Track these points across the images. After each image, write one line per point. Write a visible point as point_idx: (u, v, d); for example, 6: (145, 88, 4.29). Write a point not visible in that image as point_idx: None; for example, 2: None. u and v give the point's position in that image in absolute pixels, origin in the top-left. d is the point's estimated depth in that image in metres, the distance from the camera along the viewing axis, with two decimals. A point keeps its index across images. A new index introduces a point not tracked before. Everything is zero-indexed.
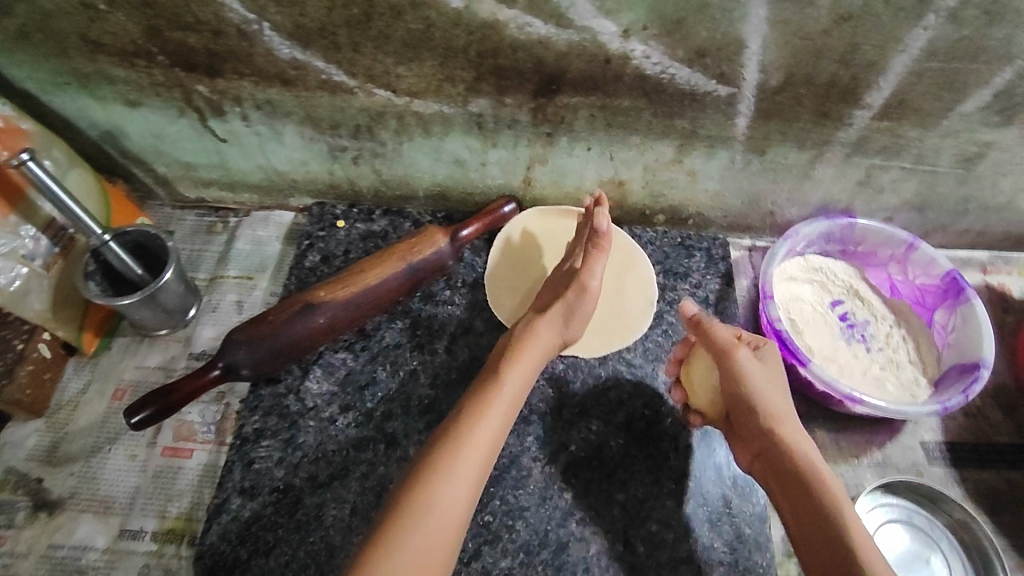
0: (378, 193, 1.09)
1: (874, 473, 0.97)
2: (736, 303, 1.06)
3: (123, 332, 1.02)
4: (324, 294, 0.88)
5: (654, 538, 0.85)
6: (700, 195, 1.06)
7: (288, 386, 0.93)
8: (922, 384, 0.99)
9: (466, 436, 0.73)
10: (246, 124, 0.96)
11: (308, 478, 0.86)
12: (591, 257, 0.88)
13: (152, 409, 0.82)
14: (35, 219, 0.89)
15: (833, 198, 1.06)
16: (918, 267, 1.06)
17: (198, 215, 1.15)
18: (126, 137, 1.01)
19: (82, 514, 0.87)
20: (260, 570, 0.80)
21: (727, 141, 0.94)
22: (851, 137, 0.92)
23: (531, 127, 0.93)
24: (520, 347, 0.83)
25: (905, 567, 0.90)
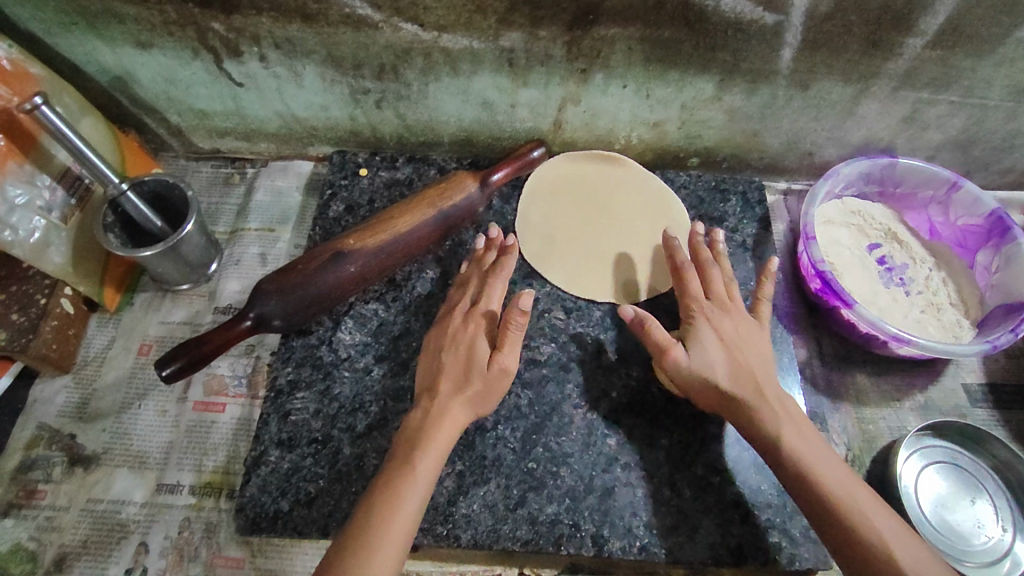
0: (401, 139, 1.05)
1: (917, 416, 0.97)
2: (774, 248, 1.04)
3: (145, 287, 1.00)
4: (354, 242, 0.85)
5: (700, 482, 0.84)
6: (737, 135, 1.02)
7: (319, 337, 0.91)
8: (964, 325, 0.98)
9: (372, 553, 0.65)
10: (264, 66, 0.91)
11: (347, 429, 0.85)
12: (507, 340, 0.82)
13: (183, 361, 0.78)
14: (49, 168, 0.85)
15: (875, 136, 1.02)
16: (960, 207, 1.03)
17: (214, 166, 1.11)
18: (137, 82, 0.96)
19: (118, 469, 0.86)
20: (302, 521, 0.79)
21: (769, 75, 0.90)
22: (900, 68, 0.88)
23: (565, 64, 0.88)
24: (428, 436, 0.75)
25: (952, 506, 0.91)
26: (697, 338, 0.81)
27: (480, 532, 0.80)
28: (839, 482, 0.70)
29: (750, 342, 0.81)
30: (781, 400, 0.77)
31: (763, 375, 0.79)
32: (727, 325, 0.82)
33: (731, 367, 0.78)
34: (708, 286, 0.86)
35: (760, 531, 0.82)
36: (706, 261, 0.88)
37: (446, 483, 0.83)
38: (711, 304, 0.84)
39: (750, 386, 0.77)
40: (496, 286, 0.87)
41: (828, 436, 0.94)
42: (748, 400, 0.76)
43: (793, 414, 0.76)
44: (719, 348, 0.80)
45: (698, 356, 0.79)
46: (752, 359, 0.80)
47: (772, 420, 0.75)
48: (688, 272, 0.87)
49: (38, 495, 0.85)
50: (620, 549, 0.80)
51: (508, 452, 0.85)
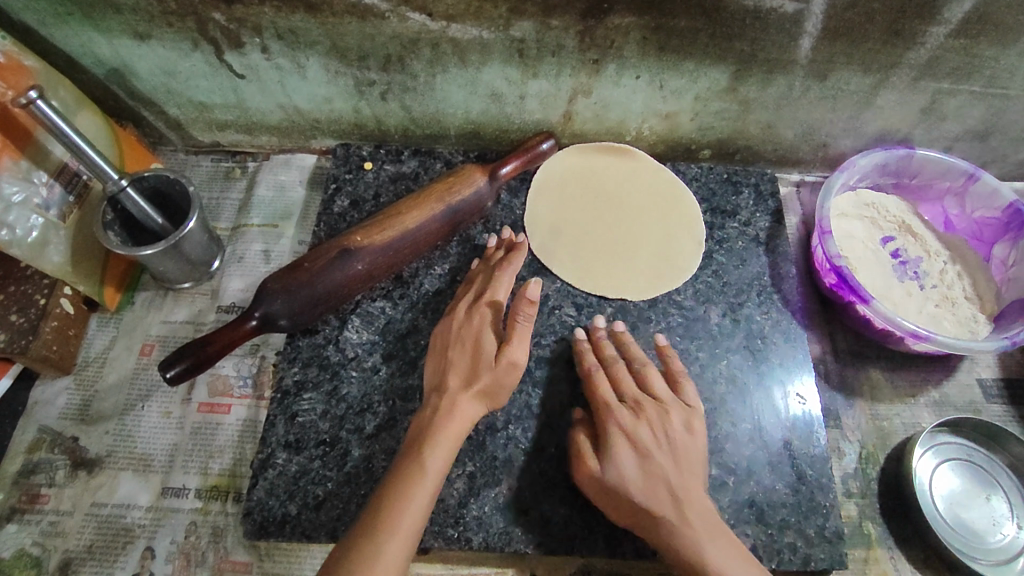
0: (406, 131, 1.02)
1: (931, 412, 0.96)
2: (788, 242, 1.02)
3: (146, 285, 0.98)
4: (361, 239, 0.83)
5: (715, 482, 0.83)
6: (751, 126, 1.00)
7: (326, 336, 0.89)
8: (980, 320, 0.95)
9: (380, 553, 0.63)
10: (266, 58, 0.88)
11: (356, 430, 0.83)
12: (515, 334, 0.81)
13: (187, 362, 0.77)
14: (46, 164, 0.83)
15: (891, 127, 1.00)
16: (977, 199, 1.00)
17: (214, 160, 1.09)
18: (135, 75, 0.93)
19: (122, 472, 0.85)
20: (311, 525, 0.78)
21: (786, 65, 0.87)
22: (921, 58, 0.86)
23: (577, 54, 0.86)
24: (436, 433, 0.73)
25: (966, 504, 0.89)
26: (612, 447, 0.74)
27: (491, 535, 0.79)
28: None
29: (671, 444, 0.74)
30: (701, 514, 0.70)
31: (685, 485, 0.72)
32: (640, 429, 0.75)
33: (648, 482, 0.72)
34: (619, 389, 0.80)
35: (775, 531, 0.81)
36: (614, 362, 0.83)
37: (457, 485, 0.81)
38: (625, 408, 0.77)
39: (670, 503, 0.70)
40: (503, 278, 0.86)
41: (840, 434, 0.93)
42: (668, 519, 0.69)
43: (714, 529, 0.69)
44: (634, 456, 0.73)
45: (615, 472, 0.73)
46: (670, 465, 0.73)
47: (694, 540, 0.68)
48: (598, 378, 0.81)
49: (40, 500, 0.83)
50: (634, 550, 0.79)
51: (519, 453, 0.83)
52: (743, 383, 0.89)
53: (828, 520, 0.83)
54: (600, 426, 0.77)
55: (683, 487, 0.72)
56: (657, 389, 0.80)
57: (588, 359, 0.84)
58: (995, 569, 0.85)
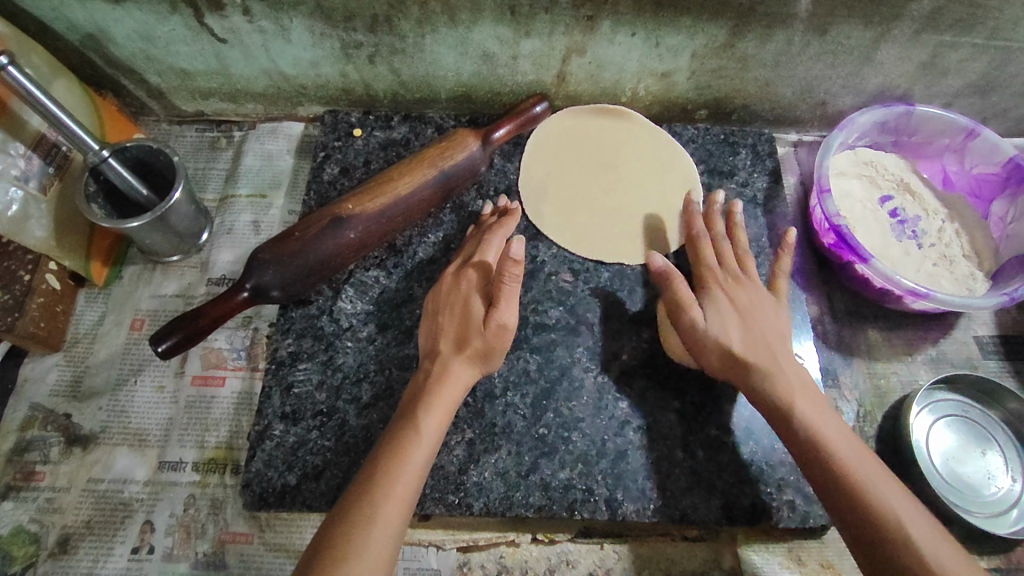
0: (396, 96, 1.00)
1: (928, 369, 0.96)
2: (786, 203, 1.01)
3: (133, 260, 0.95)
4: (353, 207, 0.81)
5: (713, 443, 0.83)
6: (749, 84, 0.98)
7: (320, 307, 0.87)
8: (977, 277, 0.94)
9: (376, 512, 0.63)
10: (248, 20, 0.85)
11: (353, 400, 0.82)
12: (502, 294, 0.77)
13: (178, 336, 0.75)
14: (23, 135, 0.80)
15: (891, 83, 0.98)
16: (977, 155, 0.99)
17: (199, 130, 1.06)
18: (111, 41, 0.90)
19: (117, 447, 0.84)
20: (311, 495, 0.78)
21: (786, 20, 0.85)
22: (924, 9, 0.83)
23: (570, 11, 0.83)
24: (430, 398, 0.73)
25: (962, 459, 0.90)
26: (715, 303, 0.79)
27: (492, 500, 0.79)
28: (842, 442, 0.68)
29: (767, 312, 0.79)
30: (794, 366, 0.75)
31: (777, 344, 0.76)
32: (740, 293, 0.80)
33: (747, 335, 0.76)
34: (722, 257, 0.84)
35: (775, 489, 0.82)
36: (719, 236, 0.87)
37: (456, 452, 0.81)
38: (726, 274, 0.82)
39: (766, 353, 0.75)
40: (494, 240, 0.84)
41: (839, 393, 0.93)
42: (760, 366, 0.74)
43: (804, 380, 0.74)
44: (735, 313, 0.78)
45: (711, 321, 0.77)
46: (767, 325, 0.78)
47: (785, 388, 0.72)
48: (705, 242, 0.85)
49: (36, 477, 0.82)
50: (634, 511, 0.79)
51: (518, 418, 0.83)
52: None
53: None
54: (702, 284, 0.82)
55: (787, 353, 0.76)
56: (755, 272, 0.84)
57: (698, 223, 0.88)
58: (989, 521, 0.86)
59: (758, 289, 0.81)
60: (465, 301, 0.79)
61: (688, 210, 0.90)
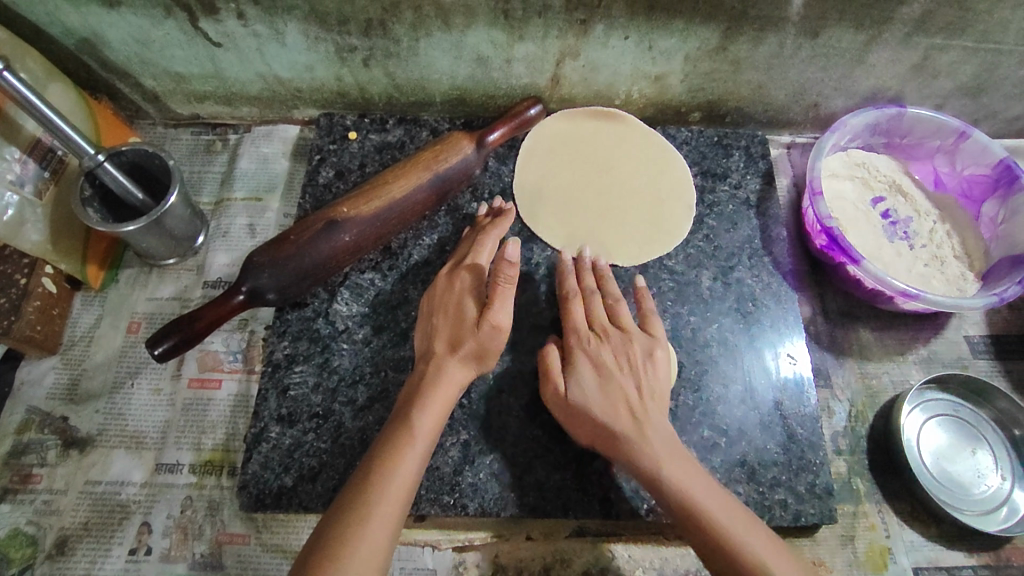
0: (390, 99, 1.00)
1: (919, 369, 0.97)
2: (779, 204, 1.01)
3: (129, 263, 0.96)
4: (347, 210, 0.81)
5: (706, 443, 0.83)
6: (742, 87, 0.98)
7: (315, 309, 0.88)
8: (968, 278, 0.95)
9: (371, 510, 0.64)
10: (242, 24, 0.85)
11: (349, 402, 0.83)
12: (497, 296, 0.79)
13: (175, 339, 0.76)
14: (18, 139, 0.81)
15: (883, 85, 0.99)
16: (968, 157, 1.00)
17: (194, 133, 1.06)
18: (106, 45, 0.90)
19: (114, 450, 0.84)
20: (307, 496, 0.78)
21: (778, 23, 0.86)
22: (915, 13, 0.84)
23: (564, 14, 0.83)
24: (425, 397, 0.73)
25: (952, 458, 0.91)
26: (578, 371, 0.77)
27: (487, 500, 0.80)
28: (710, 499, 0.66)
29: (634, 371, 0.76)
30: (658, 430, 0.72)
31: (643, 406, 0.74)
32: (603, 352, 0.78)
33: (608, 399, 0.74)
34: (589, 314, 0.82)
35: (766, 489, 0.82)
36: (589, 290, 0.84)
37: (452, 453, 0.81)
38: (590, 333, 0.80)
39: (629, 420, 0.73)
40: (487, 243, 0.85)
41: (830, 393, 0.94)
42: (624, 433, 0.72)
43: (668, 439, 0.72)
44: (598, 378, 0.76)
45: (575, 392, 0.76)
46: (629, 385, 0.75)
47: (651, 456, 0.70)
48: (574, 299, 0.83)
49: (33, 480, 0.83)
50: (627, 511, 0.80)
51: (513, 420, 0.83)
52: (734, 347, 0.90)
53: (818, 477, 0.84)
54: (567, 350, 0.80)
55: (651, 413, 0.74)
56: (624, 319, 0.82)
57: (568, 281, 0.85)
58: (978, 519, 0.87)
59: (625, 341, 0.79)
60: (459, 302, 0.80)
61: (561, 263, 0.87)
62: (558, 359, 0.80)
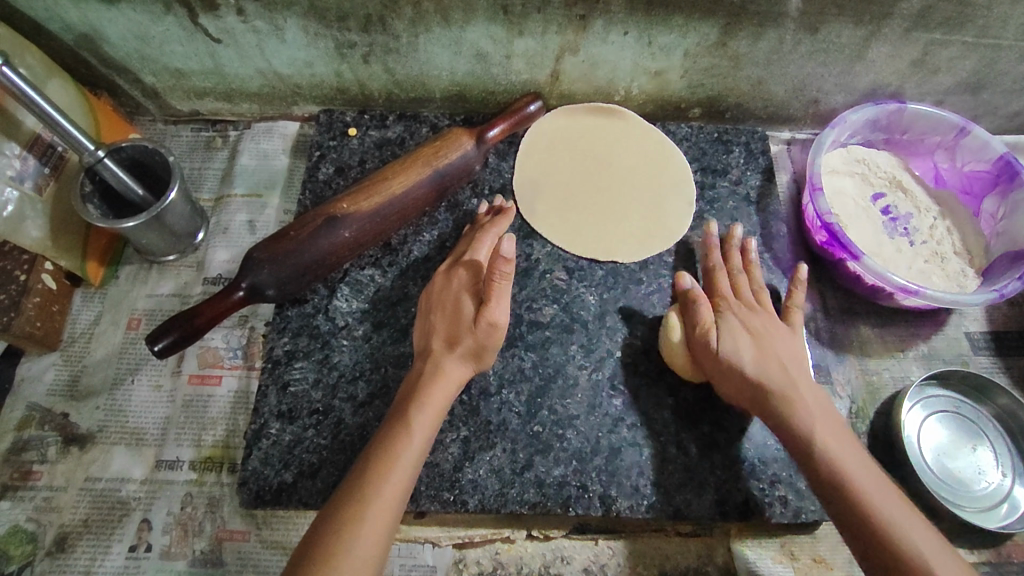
0: (390, 95, 1.00)
1: (920, 366, 0.97)
2: (779, 200, 1.01)
3: (129, 260, 0.96)
4: (347, 206, 0.81)
5: (706, 439, 0.83)
6: (742, 83, 0.98)
7: (315, 306, 0.88)
8: (968, 274, 0.95)
9: (367, 506, 0.64)
10: (242, 20, 0.85)
11: (348, 398, 0.83)
12: (493, 293, 0.76)
13: (175, 335, 0.76)
14: (18, 135, 0.81)
15: (883, 81, 0.99)
16: (968, 153, 0.99)
17: (194, 130, 1.06)
18: (106, 41, 0.90)
19: (115, 446, 0.84)
20: (307, 493, 0.78)
21: (778, 18, 0.85)
22: (914, 8, 0.84)
23: (563, 10, 0.83)
24: (423, 394, 0.73)
25: (953, 455, 0.91)
26: (730, 327, 0.79)
27: (487, 497, 0.80)
28: (864, 469, 0.68)
29: (784, 342, 0.79)
30: (813, 395, 0.74)
31: (797, 371, 0.76)
32: (756, 319, 0.81)
33: (763, 358, 0.76)
34: (738, 287, 0.85)
35: (767, 485, 0.82)
36: (737, 267, 0.87)
37: (452, 450, 0.81)
38: (739, 301, 0.83)
39: (783, 377, 0.75)
40: (485, 240, 0.85)
41: (832, 390, 0.93)
42: (779, 388, 0.74)
43: (821, 405, 0.74)
44: (751, 339, 0.78)
45: (724, 345, 0.77)
46: (782, 350, 0.77)
47: (805, 411, 0.72)
48: (720, 274, 0.86)
49: (33, 476, 0.83)
50: (627, 508, 0.80)
51: (513, 416, 0.83)
52: None
53: None
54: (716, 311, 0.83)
55: (805, 380, 0.76)
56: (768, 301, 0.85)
57: (714, 254, 0.89)
58: (979, 516, 0.87)
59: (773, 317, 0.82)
60: (455, 301, 0.80)
61: (706, 238, 0.90)
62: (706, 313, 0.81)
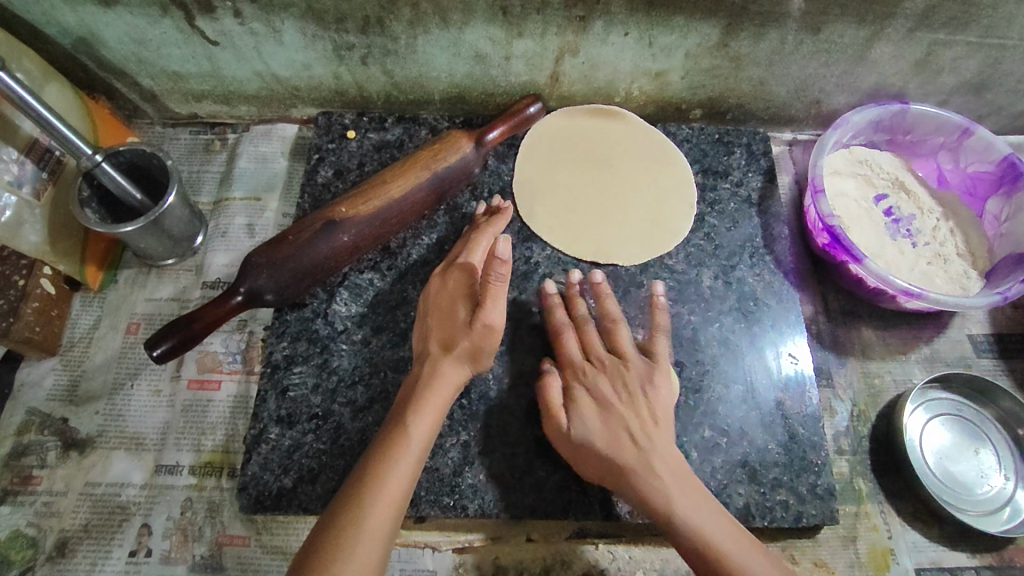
0: (389, 97, 0.99)
1: (922, 368, 0.96)
2: (781, 202, 1.01)
3: (128, 263, 0.95)
4: (346, 210, 0.81)
5: (707, 443, 0.83)
6: (743, 84, 0.98)
7: (314, 310, 0.87)
8: (972, 276, 0.94)
9: (366, 510, 0.63)
10: (240, 22, 0.85)
11: (348, 403, 0.83)
12: (488, 295, 0.77)
13: (174, 339, 0.76)
14: (15, 140, 0.80)
15: (885, 81, 0.98)
16: (971, 153, 0.98)
17: (192, 133, 1.06)
18: (103, 44, 0.89)
19: (114, 451, 0.84)
20: (307, 497, 0.78)
21: (779, 19, 0.85)
22: (917, 8, 0.83)
23: (562, 12, 0.83)
24: (421, 397, 0.73)
25: (955, 458, 0.90)
26: (578, 406, 0.76)
27: (487, 502, 0.79)
28: (727, 540, 0.68)
29: (638, 398, 0.76)
30: (666, 461, 0.73)
31: (647, 434, 0.74)
32: (605, 385, 0.77)
33: (611, 432, 0.74)
34: (588, 346, 0.81)
35: (768, 490, 0.82)
36: (582, 317, 0.84)
37: (451, 454, 0.81)
38: (591, 365, 0.79)
39: (633, 452, 0.73)
40: (480, 243, 0.85)
41: (832, 392, 0.94)
42: (632, 466, 0.72)
43: (673, 467, 0.72)
44: (600, 409, 0.76)
45: (578, 428, 0.75)
46: (632, 415, 0.75)
47: (660, 488, 0.71)
48: (566, 332, 0.83)
49: (33, 481, 0.83)
50: (628, 512, 0.80)
51: (513, 420, 0.83)
52: (736, 347, 0.89)
53: (820, 477, 0.84)
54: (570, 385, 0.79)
55: (658, 444, 0.73)
56: (626, 346, 0.81)
57: (556, 313, 0.85)
58: (981, 520, 0.86)
59: (628, 372, 0.78)
60: (449, 303, 0.80)
61: (545, 299, 0.86)
62: (558, 396, 0.78)
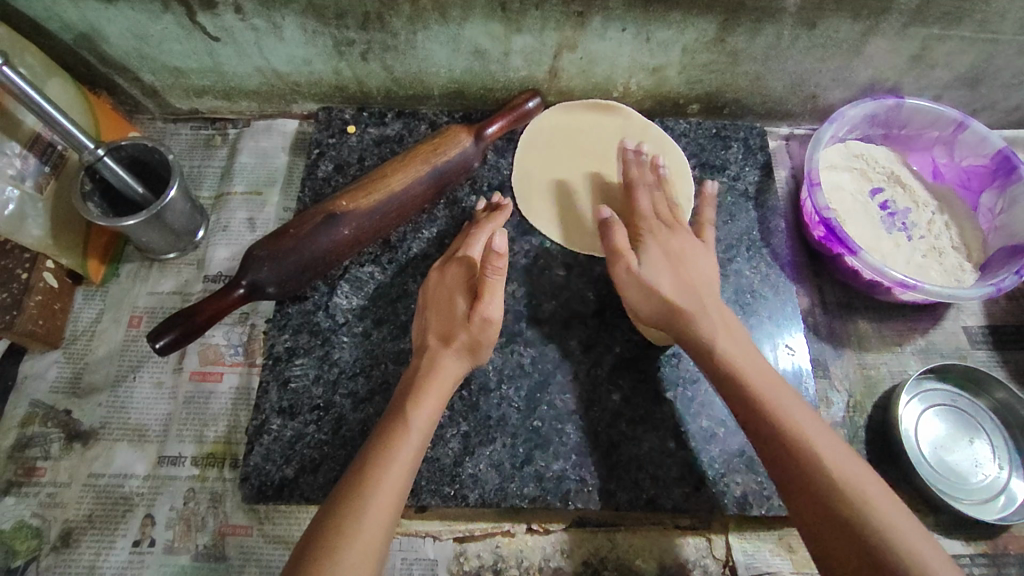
0: (389, 93, 1.00)
1: (918, 359, 0.97)
2: (777, 196, 1.02)
3: (130, 257, 0.96)
4: (346, 203, 0.82)
5: (705, 433, 0.84)
6: (740, 79, 0.99)
7: (315, 302, 0.88)
8: (966, 269, 0.95)
9: (367, 500, 0.64)
10: (241, 18, 0.85)
11: (349, 395, 0.83)
12: (486, 288, 0.77)
13: (177, 331, 0.76)
14: (18, 134, 0.81)
15: (881, 76, 0.99)
16: (966, 148, 1.00)
17: (193, 128, 1.06)
18: (105, 40, 0.90)
19: (117, 443, 0.85)
20: (309, 488, 0.79)
21: (775, 14, 0.86)
22: (912, 3, 0.84)
23: (560, 7, 0.84)
24: (420, 390, 0.74)
25: (950, 448, 0.91)
26: (645, 251, 0.80)
27: (487, 491, 0.80)
28: (759, 379, 0.71)
29: (699, 259, 0.81)
30: (720, 312, 0.77)
31: (706, 289, 0.78)
32: (671, 241, 0.81)
33: (677, 278, 0.78)
34: (655, 205, 0.85)
35: (765, 479, 0.83)
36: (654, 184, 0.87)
37: (452, 445, 0.82)
38: (658, 222, 0.83)
39: (695, 298, 0.77)
40: (479, 237, 0.85)
41: (829, 383, 0.94)
42: (691, 307, 0.76)
43: (727, 321, 0.77)
44: (665, 260, 0.79)
45: (643, 268, 0.78)
46: (694, 271, 0.79)
47: (714, 330, 0.75)
48: (637, 191, 0.86)
49: (37, 473, 0.83)
50: (627, 501, 0.81)
51: (512, 411, 0.84)
52: None
53: None
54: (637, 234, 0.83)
55: (715, 300, 0.78)
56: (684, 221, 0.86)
57: (631, 171, 0.88)
58: (976, 508, 0.87)
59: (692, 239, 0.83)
60: (448, 297, 0.80)
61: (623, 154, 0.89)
62: (625, 238, 0.81)
